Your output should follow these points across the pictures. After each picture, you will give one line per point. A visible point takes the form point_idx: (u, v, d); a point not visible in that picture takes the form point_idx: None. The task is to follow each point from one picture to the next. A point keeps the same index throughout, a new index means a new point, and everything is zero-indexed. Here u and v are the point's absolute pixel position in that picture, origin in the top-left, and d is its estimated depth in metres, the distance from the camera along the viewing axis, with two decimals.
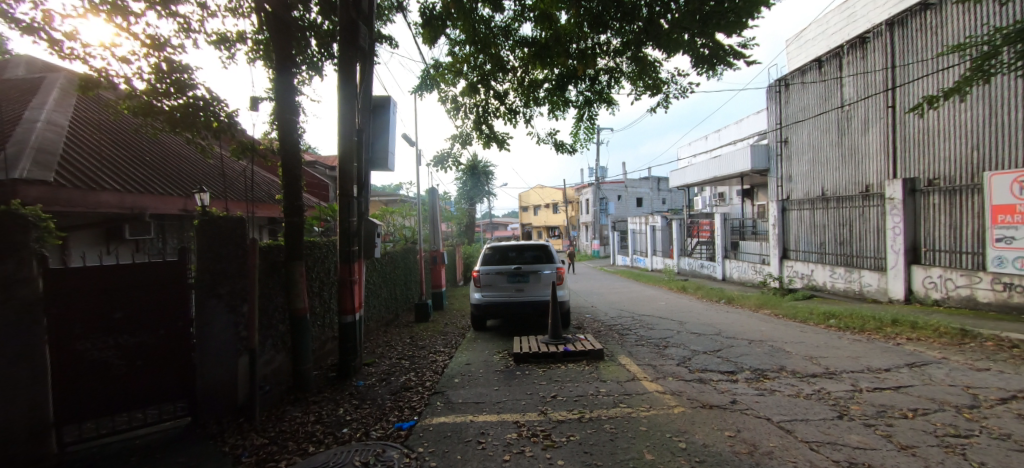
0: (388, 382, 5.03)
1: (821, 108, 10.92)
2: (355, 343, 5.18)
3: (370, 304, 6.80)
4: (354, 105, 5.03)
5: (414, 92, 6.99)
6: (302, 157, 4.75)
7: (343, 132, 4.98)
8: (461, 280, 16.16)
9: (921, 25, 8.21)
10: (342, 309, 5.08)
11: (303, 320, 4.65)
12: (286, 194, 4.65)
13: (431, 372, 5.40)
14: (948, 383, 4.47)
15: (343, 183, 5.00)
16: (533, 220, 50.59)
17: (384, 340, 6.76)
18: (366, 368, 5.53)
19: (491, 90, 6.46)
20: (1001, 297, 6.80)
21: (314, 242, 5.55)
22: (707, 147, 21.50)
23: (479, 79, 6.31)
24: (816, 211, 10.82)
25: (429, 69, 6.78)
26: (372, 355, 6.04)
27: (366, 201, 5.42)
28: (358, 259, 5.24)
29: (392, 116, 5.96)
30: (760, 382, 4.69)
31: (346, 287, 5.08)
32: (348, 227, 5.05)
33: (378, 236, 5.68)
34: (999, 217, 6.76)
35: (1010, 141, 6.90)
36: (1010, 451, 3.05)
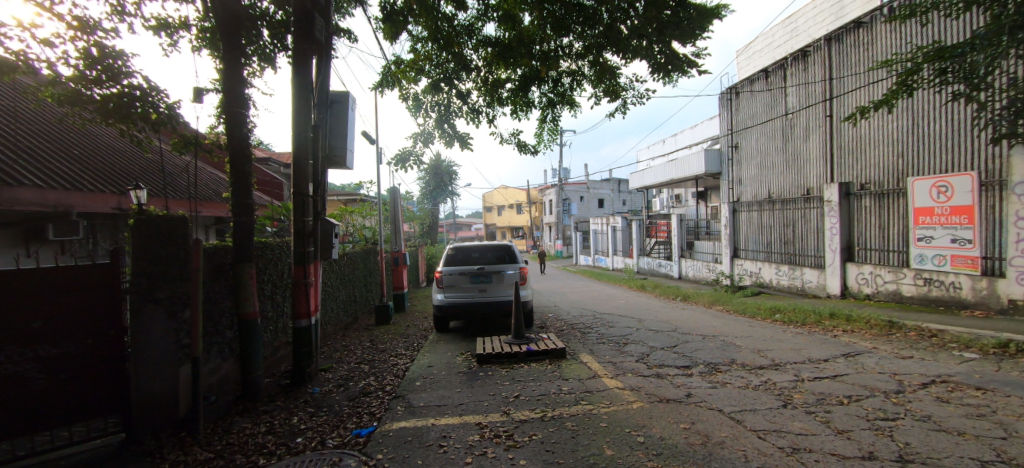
0: (346, 388, 4.85)
1: (767, 116, 11.62)
2: (311, 348, 4.96)
3: (327, 307, 6.53)
4: (310, 99, 4.81)
5: (374, 88, 6.80)
6: (252, 152, 4.49)
7: (297, 128, 4.75)
8: (424, 282, 15.91)
9: (855, 42, 8.92)
10: (296, 313, 4.84)
11: (252, 325, 4.39)
12: (235, 191, 4.37)
13: (391, 375, 5.25)
14: (878, 371, 4.86)
15: (298, 181, 4.76)
16: (496, 221, 50.68)
17: (342, 344, 6.52)
18: (323, 374, 5.30)
19: (454, 89, 6.39)
20: (921, 291, 7.51)
21: (267, 243, 5.27)
22: (665, 151, 22.33)
23: (441, 77, 6.24)
24: (764, 213, 11.51)
25: (390, 65, 6.61)
26: (329, 360, 5.81)
27: (323, 200, 5.19)
28: (314, 260, 5.02)
29: (351, 113, 5.75)
30: (712, 376, 4.92)
31: (300, 289, 4.85)
32: (303, 227, 4.82)
33: (336, 237, 5.45)
34: (921, 218, 7.57)
35: (926, 151, 7.63)
36: (930, 431, 3.36)
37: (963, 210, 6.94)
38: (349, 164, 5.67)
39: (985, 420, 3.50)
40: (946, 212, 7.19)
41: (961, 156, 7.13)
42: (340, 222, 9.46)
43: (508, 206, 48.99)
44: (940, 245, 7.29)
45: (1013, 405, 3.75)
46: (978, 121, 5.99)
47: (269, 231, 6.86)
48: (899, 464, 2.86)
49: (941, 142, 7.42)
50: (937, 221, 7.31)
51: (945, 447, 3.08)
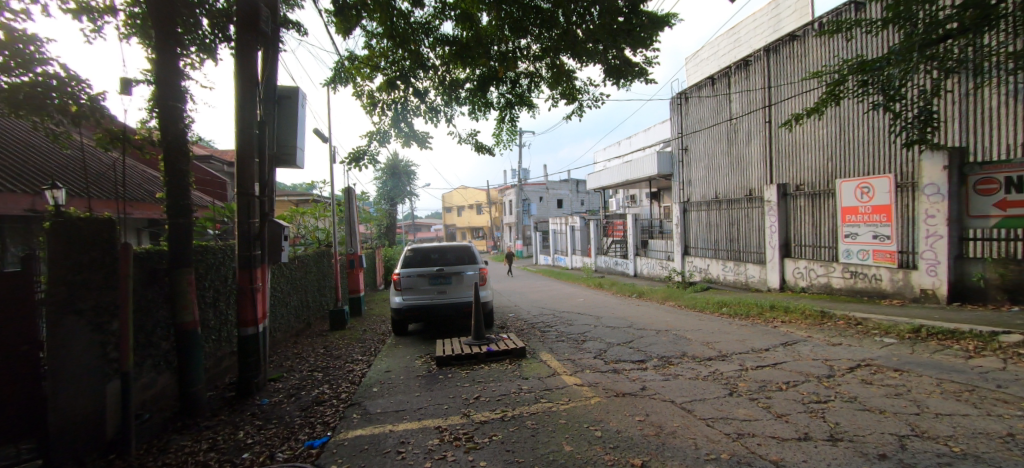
0: (297, 398, 4.61)
1: (713, 120, 12.29)
2: (259, 357, 4.67)
3: (277, 314, 6.20)
4: (255, 94, 4.52)
5: (326, 84, 6.53)
6: (190, 149, 4.16)
7: (241, 123, 4.44)
8: (381, 285, 15.53)
9: (790, 54, 9.64)
10: (242, 321, 4.53)
11: (192, 335, 4.06)
12: (170, 191, 4.03)
13: (347, 383, 5.06)
14: (812, 358, 5.26)
15: (241, 181, 4.46)
16: (456, 221, 50.22)
17: (294, 352, 6.21)
18: (272, 384, 5.02)
19: (411, 87, 6.26)
20: (848, 283, 8.22)
21: (207, 247, 4.91)
22: (620, 153, 23.06)
23: (398, 75, 6.10)
24: (711, 212, 12.18)
25: (343, 61, 6.37)
26: (279, 369, 5.51)
27: (271, 201, 4.90)
28: (262, 264, 4.73)
29: (301, 109, 5.48)
30: (665, 368, 5.14)
31: (246, 296, 4.55)
32: (249, 230, 4.52)
33: (286, 239, 5.14)
34: (848, 216, 8.29)
35: (851, 155, 8.36)
36: (856, 411, 3.68)
37: (883, 209, 7.70)
38: (300, 163, 5.40)
39: (902, 398, 3.88)
40: (868, 211, 7.93)
41: (882, 159, 7.88)
42: (291, 224, 9.02)
43: (468, 206, 48.68)
44: (864, 241, 8.02)
45: (924, 384, 4.18)
46: (893, 128, 6.64)
47: (210, 234, 6.42)
48: (831, 442, 3.11)
49: (863, 148, 8.16)
50: (862, 219, 8.04)
51: (868, 425, 3.39)
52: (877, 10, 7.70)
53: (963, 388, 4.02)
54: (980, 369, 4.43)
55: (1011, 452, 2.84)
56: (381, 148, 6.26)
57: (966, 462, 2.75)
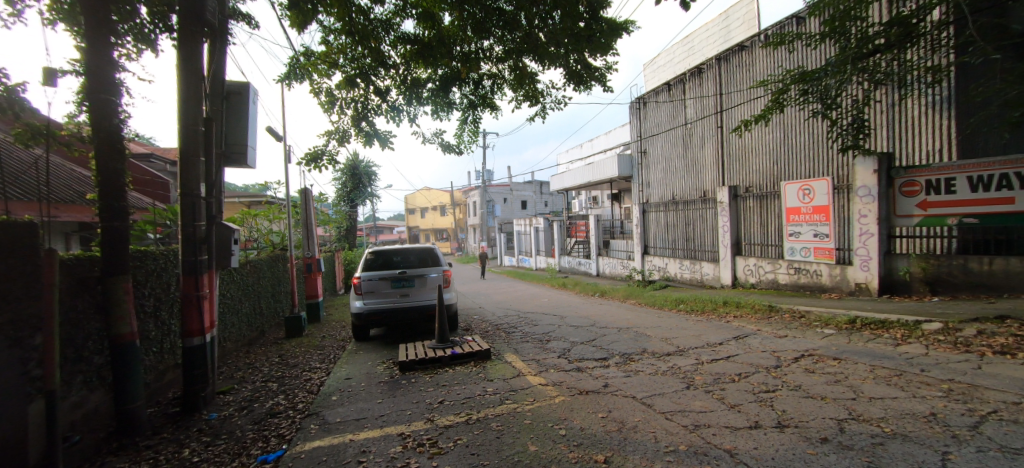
0: (249, 411, 4.35)
1: (670, 124, 12.79)
2: (206, 370, 4.36)
3: (226, 322, 5.84)
4: (201, 89, 4.19)
5: (280, 80, 6.24)
6: (127, 145, 3.82)
7: (184, 120, 4.11)
8: (341, 289, 15.04)
9: (739, 63, 10.20)
10: (186, 331, 4.20)
11: (129, 348, 3.73)
12: (104, 192, 3.66)
13: (304, 392, 4.83)
14: (761, 350, 5.56)
15: (186, 181, 4.13)
16: (419, 223, 49.48)
17: (246, 362, 5.87)
18: (221, 397, 4.71)
19: (371, 85, 6.10)
20: (792, 279, 8.79)
21: (147, 252, 4.55)
22: (583, 155, 23.50)
23: (358, 73, 5.92)
24: (667, 213, 12.67)
25: (298, 56, 6.11)
26: (229, 381, 5.18)
27: (219, 203, 4.58)
28: (209, 270, 4.38)
29: (252, 104, 5.19)
30: (627, 365, 5.28)
31: (191, 304, 4.19)
32: (194, 233, 4.18)
33: (237, 244, 4.82)
34: (792, 216, 8.86)
35: (794, 159, 8.96)
36: (801, 398, 3.93)
37: (822, 209, 8.29)
38: (252, 163, 5.11)
39: (840, 385, 4.19)
40: (809, 211, 8.51)
41: (820, 162, 8.51)
42: (243, 227, 8.54)
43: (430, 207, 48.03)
44: (806, 239, 8.60)
45: (859, 371, 4.53)
46: (830, 135, 7.16)
47: (150, 238, 5.97)
48: (778, 429, 3.31)
49: (804, 152, 8.75)
50: (804, 218, 8.62)
51: (812, 410, 3.64)
52: (815, 25, 8.30)
53: (892, 373, 4.38)
54: (907, 355, 4.84)
55: (933, 430, 3.13)
56: (340, 148, 6.05)
57: (896, 441, 3.00)
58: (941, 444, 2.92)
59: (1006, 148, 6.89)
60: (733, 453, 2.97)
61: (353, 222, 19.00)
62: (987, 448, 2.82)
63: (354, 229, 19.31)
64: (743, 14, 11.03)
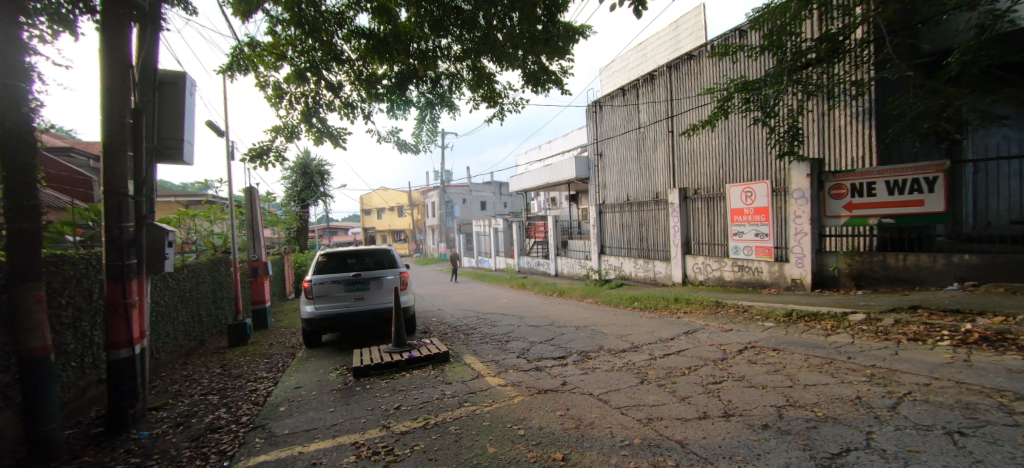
0: (186, 428, 4.03)
1: (624, 128, 13.23)
2: (135, 386, 3.98)
3: (159, 332, 5.44)
4: (130, 78, 3.78)
5: (222, 71, 5.92)
6: (37, 137, 3.31)
7: (109, 110, 3.69)
8: (291, 294, 14.41)
9: (687, 71, 10.72)
10: (109, 343, 3.75)
11: (43, 363, 3.21)
12: (10, 185, 3.14)
13: (248, 404, 4.56)
14: (709, 343, 5.87)
15: (111, 179, 3.72)
16: (376, 224, 48.36)
17: (182, 375, 5.49)
18: (153, 414, 4.35)
19: (322, 80, 5.90)
20: (737, 276, 9.31)
21: (62, 257, 4.15)
22: (541, 157, 23.83)
23: (308, 66, 5.70)
24: (622, 214, 13.08)
25: (242, 46, 5.82)
26: (163, 396, 4.80)
27: (150, 201, 4.22)
28: (138, 276, 3.97)
29: (191, 98, 4.88)
30: (584, 363, 5.41)
31: (116, 313, 3.75)
32: (120, 235, 3.77)
33: (171, 245, 4.42)
34: (736, 217, 9.37)
35: (737, 164, 9.53)
36: (745, 388, 4.19)
37: (762, 211, 8.84)
38: (191, 160, 4.79)
39: (779, 374, 4.50)
40: (751, 212, 9.05)
41: (760, 166, 9.11)
42: (180, 229, 7.99)
43: (387, 207, 46.93)
44: (748, 239, 9.13)
45: (795, 360, 4.88)
46: (769, 141, 7.65)
47: (68, 241, 5.46)
48: (725, 418, 3.52)
49: (746, 157, 9.33)
50: (746, 219, 9.15)
51: (755, 399, 3.89)
52: (755, 38, 8.88)
53: (824, 361, 4.74)
54: (835, 344, 5.27)
55: (859, 412, 3.43)
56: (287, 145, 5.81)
57: (828, 424, 3.26)
58: (865, 424, 3.22)
59: (917, 155, 7.67)
60: (684, 444, 3.13)
61: (304, 223, 18.23)
62: (904, 426, 3.12)
63: (306, 230, 18.54)
64: (691, 24, 11.54)
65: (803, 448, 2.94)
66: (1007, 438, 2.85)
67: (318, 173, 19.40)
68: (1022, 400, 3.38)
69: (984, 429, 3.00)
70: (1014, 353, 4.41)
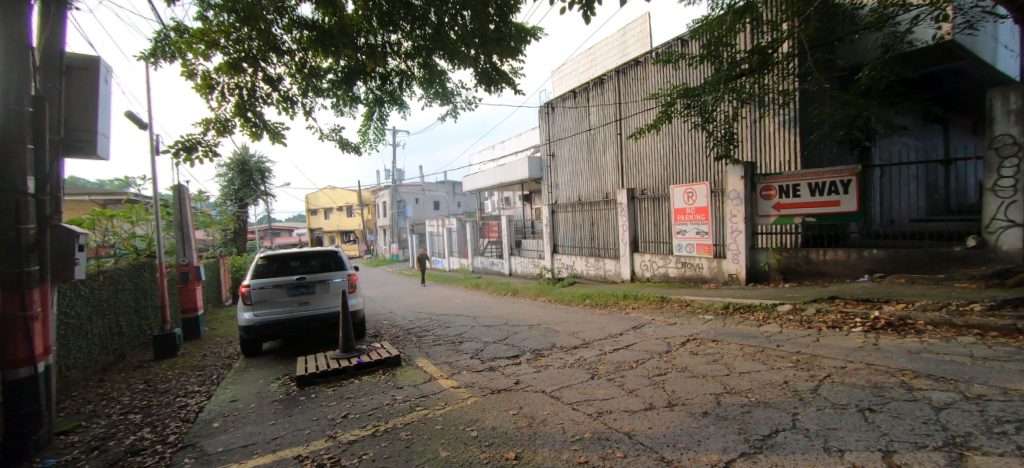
0: (101, 452, 3.68)
1: (575, 130, 13.57)
2: (40, 408, 3.60)
3: (67, 347, 4.96)
4: (31, 62, 3.44)
5: (143, 57, 5.51)
6: None
7: (4, 97, 3.33)
8: (227, 300, 13.55)
9: (634, 77, 11.18)
10: (6, 361, 3.37)
11: None
12: None
13: (177, 422, 4.25)
14: (655, 337, 6.15)
15: (5, 173, 3.35)
16: (324, 224, 46.60)
17: (98, 393, 5.02)
18: (62, 438, 3.94)
19: (259, 72, 5.61)
20: (680, 272, 9.79)
21: None
22: (494, 156, 23.96)
23: (244, 57, 5.40)
24: (573, 213, 13.37)
25: (168, 31, 5.43)
26: (75, 418, 4.37)
27: (57, 199, 3.83)
28: (40, 285, 3.61)
29: (107, 85, 4.49)
30: (536, 361, 5.51)
31: (13, 328, 3.37)
32: (18, 239, 3.41)
33: (82, 249, 4.01)
34: (679, 216, 9.83)
35: (680, 165, 10.03)
36: (687, 378, 4.44)
37: (701, 210, 9.34)
38: (107, 154, 4.42)
39: (717, 363, 4.80)
40: (692, 212, 9.54)
41: (700, 169, 9.63)
42: (94, 231, 7.30)
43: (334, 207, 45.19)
44: (690, 237, 9.60)
45: (731, 350, 5.22)
46: (707, 143, 8.11)
47: None
48: (669, 408, 3.72)
49: (688, 160, 9.85)
50: (687, 218, 9.62)
51: (696, 388, 4.13)
52: (696, 47, 9.39)
53: (757, 350, 5.11)
54: (766, 333, 5.69)
55: (786, 395, 3.73)
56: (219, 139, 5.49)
57: (760, 408, 3.53)
58: (791, 407, 3.51)
59: (835, 159, 8.41)
60: (631, 435, 3.27)
61: (242, 224, 17.14)
62: (824, 406, 3.44)
63: (244, 230, 17.46)
64: (638, 31, 11.98)
65: (737, 432, 3.17)
66: (908, 412, 3.21)
67: (256, 170, 18.37)
68: (920, 378, 3.82)
69: (889, 405, 3.35)
70: (914, 336, 4.96)
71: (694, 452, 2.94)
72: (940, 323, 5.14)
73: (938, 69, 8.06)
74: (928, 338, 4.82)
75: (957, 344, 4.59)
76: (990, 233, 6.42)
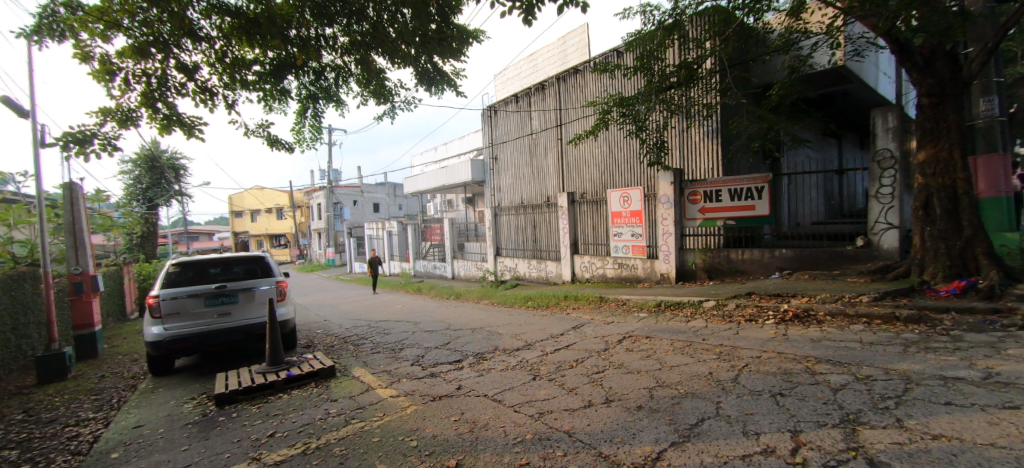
0: None
1: (517, 133, 13.76)
2: None
3: None
4: None
5: (25, 34, 4.87)
6: None
7: None
8: (133, 313, 12.26)
9: (574, 84, 11.55)
10: None
11: None
12: None
13: (66, 455, 3.78)
14: (594, 336, 6.37)
15: None
16: (251, 228, 43.61)
17: None
18: None
19: (171, 59, 5.16)
20: (617, 273, 10.20)
21: None
22: (437, 158, 23.70)
23: (155, 43, 4.94)
24: (515, 216, 13.53)
25: (59, 8, 4.85)
26: None
27: None
28: None
29: None
30: (479, 364, 5.50)
31: None
32: None
33: None
34: (615, 219, 10.23)
35: (617, 171, 10.49)
36: (623, 374, 4.64)
37: (635, 214, 9.79)
38: None
39: (651, 359, 5.05)
40: (627, 215, 9.97)
41: (635, 175, 10.11)
42: None
43: (263, 209, 42.41)
44: (625, 239, 10.01)
45: (663, 345, 5.52)
46: (640, 150, 8.53)
47: None
48: (607, 404, 3.87)
49: (624, 165, 10.33)
50: (623, 221, 10.05)
51: (631, 383, 4.33)
52: (630, 59, 9.87)
53: (685, 344, 5.45)
54: (694, 328, 6.08)
55: (711, 385, 4.01)
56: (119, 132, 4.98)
57: (688, 399, 3.76)
58: (715, 395, 3.77)
59: (752, 167, 9.17)
60: (571, 433, 3.36)
61: (150, 227, 15.57)
62: (742, 394, 3.74)
63: (153, 234, 15.88)
64: (577, 41, 12.37)
65: (668, 423, 3.36)
66: (811, 394, 3.56)
67: (168, 167, 16.88)
68: (821, 363, 4.25)
69: (796, 389, 3.71)
70: (816, 325, 5.52)
71: (629, 445, 3.08)
72: (836, 313, 5.76)
73: (834, 91, 9.06)
74: (828, 328, 5.38)
75: (851, 331, 5.16)
76: (875, 233, 7.29)
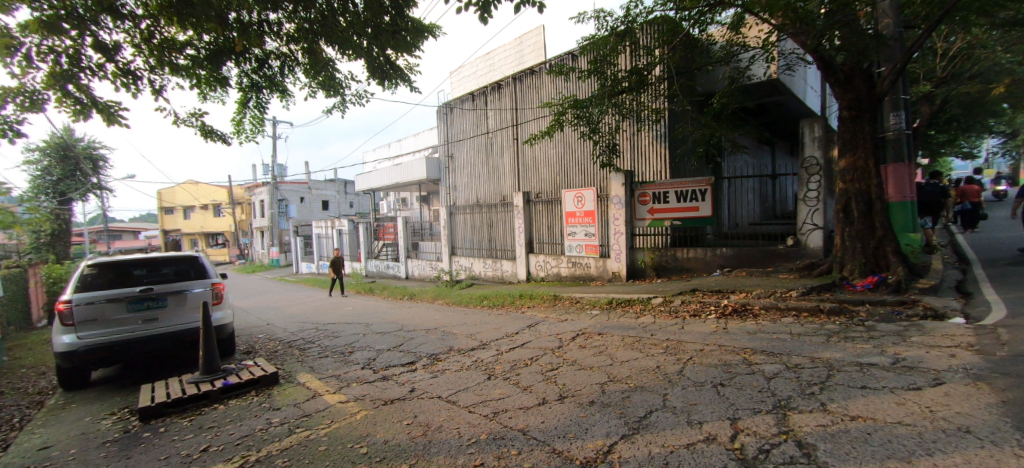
0: None
1: (473, 132, 13.68)
2: None
3: None
4: None
5: None
6: None
7: None
8: (39, 321, 11.01)
9: (530, 84, 11.63)
10: None
11: None
12: None
13: None
14: (548, 334, 6.42)
15: None
16: (185, 226, 40.65)
17: None
18: None
19: (88, 36, 4.70)
20: (570, 272, 10.36)
21: None
22: (390, 155, 23.12)
23: (68, 18, 4.48)
24: (471, 215, 13.44)
25: None
26: None
27: None
28: None
29: None
30: (433, 366, 5.40)
31: None
32: None
33: None
34: (569, 219, 10.39)
35: (571, 171, 10.66)
36: (576, 371, 4.70)
37: (588, 213, 9.98)
38: None
39: (603, 355, 5.16)
40: (580, 214, 10.15)
41: (589, 176, 10.32)
42: None
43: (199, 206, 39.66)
44: (579, 238, 10.19)
45: (614, 342, 5.65)
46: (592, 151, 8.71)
47: None
48: (560, 400, 3.91)
49: (578, 166, 10.52)
50: (576, 220, 10.22)
51: (582, 379, 4.40)
52: (584, 62, 10.07)
53: (635, 340, 5.61)
54: (643, 325, 6.27)
55: (658, 378, 4.15)
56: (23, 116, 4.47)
57: (638, 393, 3.87)
58: (662, 388, 3.90)
59: (697, 170, 9.61)
60: (525, 431, 3.37)
61: (61, 224, 14.07)
62: (687, 386, 3.89)
63: (66, 232, 14.37)
64: (533, 42, 12.44)
65: (619, 416, 3.44)
66: (749, 384, 3.76)
67: (84, 158, 15.40)
68: (757, 354, 4.50)
69: (735, 379, 3.90)
70: (753, 319, 5.86)
71: (581, 440, 3.12)
72: (770, 307, 6.14)
73: (769, 101, 9.67)
74: (764, 321, 5.71)
75: (785, 324, 5.52)
76: (804, 233, 7.82)
